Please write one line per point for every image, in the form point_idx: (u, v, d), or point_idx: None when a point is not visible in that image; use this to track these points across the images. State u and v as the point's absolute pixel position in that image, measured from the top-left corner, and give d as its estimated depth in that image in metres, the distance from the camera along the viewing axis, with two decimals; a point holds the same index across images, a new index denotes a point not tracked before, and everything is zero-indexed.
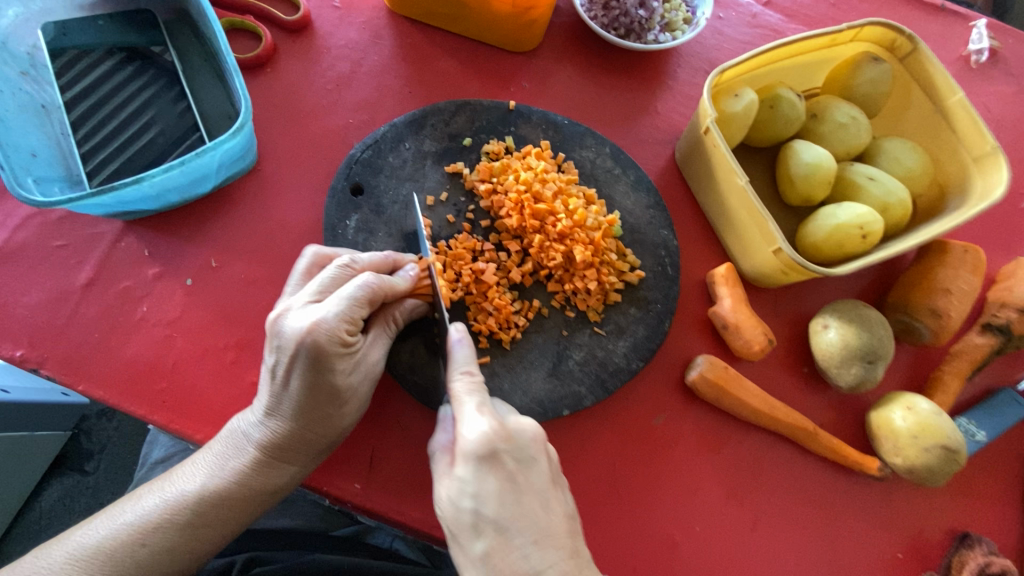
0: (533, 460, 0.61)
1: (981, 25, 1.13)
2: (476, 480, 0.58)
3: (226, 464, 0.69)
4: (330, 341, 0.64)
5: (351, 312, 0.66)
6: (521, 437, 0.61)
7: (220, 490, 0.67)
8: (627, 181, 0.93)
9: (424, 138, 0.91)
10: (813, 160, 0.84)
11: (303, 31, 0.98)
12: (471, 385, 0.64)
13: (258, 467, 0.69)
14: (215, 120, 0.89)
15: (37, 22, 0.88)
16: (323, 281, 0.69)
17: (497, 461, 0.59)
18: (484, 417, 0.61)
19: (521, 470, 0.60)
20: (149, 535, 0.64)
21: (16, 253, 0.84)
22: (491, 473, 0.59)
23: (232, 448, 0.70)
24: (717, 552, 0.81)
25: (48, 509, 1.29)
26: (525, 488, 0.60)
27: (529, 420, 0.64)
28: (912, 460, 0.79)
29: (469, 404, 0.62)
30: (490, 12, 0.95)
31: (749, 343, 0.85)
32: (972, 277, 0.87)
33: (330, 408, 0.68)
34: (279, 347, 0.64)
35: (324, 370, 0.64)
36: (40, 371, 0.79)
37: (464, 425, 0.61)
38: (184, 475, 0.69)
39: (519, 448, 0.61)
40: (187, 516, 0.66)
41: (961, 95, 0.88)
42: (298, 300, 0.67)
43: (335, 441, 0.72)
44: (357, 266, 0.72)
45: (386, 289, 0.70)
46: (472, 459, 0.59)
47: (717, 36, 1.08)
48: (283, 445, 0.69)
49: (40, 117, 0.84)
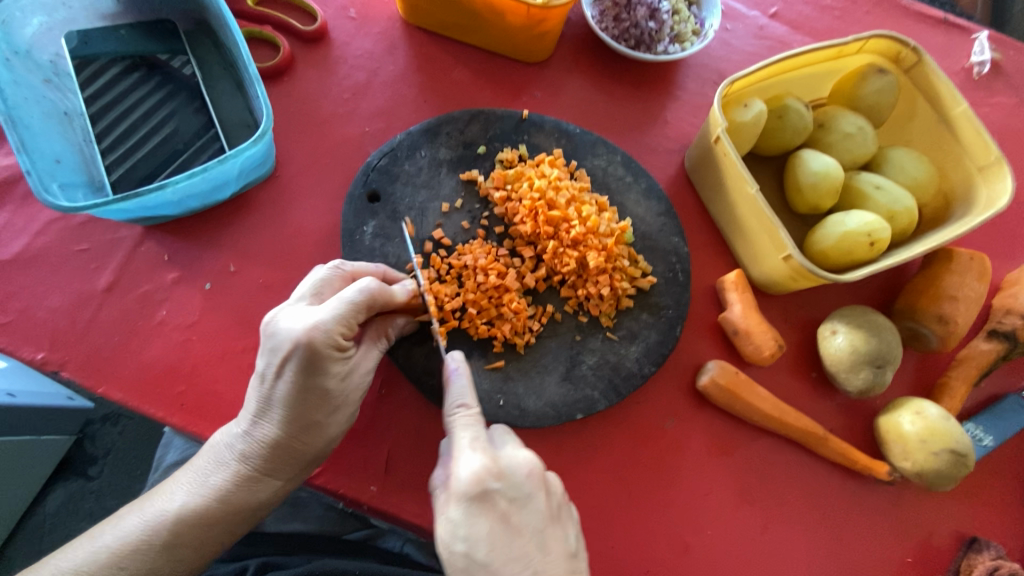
0: (527, 496, 0.61)
1: (983, 37, 1.16)
2: (468, 521, 0.58)
3: (208, 480, 0.69)
4: (325, 344, 0.65)
5: (349, 317, 0.67)
6: (515, 473, 0.62)
7: (200, 508, 0.67)
8: (639, 189, 0.94)
9: (439, 146, 0.92)
10: (821, 169, 0.85)
11: (320, 41, 1.00)
12: (466, 421, 0.66)
13: (241, 480, 0.69)
14: (234, 127, 0.90)
15: (60, 30, 0.90)
16: (316, 286, 0.71)
17: (489, 501, 0.60)
18: (478, 454, 0.62)
19: (516, 508, 0.60)
20: (127, 557, 0.65)
21: (37, 257, 0.85)
22: (483, 513, 0.59)
23: (214, 462, 0.69)
24: (728, 555, 0.82)
25: (51, 515, 1.30)
26: (517, 527, 0.60)
27: (524, 455, 0.64)
28: (921, 464, 0.80)
29: (465, 440, 0.64)
30: (504, 25, 0.96)
31: (759, 349, 0.86)
32: (978, 284, 0.88)
33: (318, 416, 0.68)
34: (274, 348, 0.65)
35: (318, 372, 0.65)
36: (61, 374, 0.81)
37: (459, 463, 0.62)
38: (165, 495, 0.69)
39: (513, 485, 0.61)
40: (164, 536, 0.66)
41: (966, 106, 0.90)
42: (293, 302, 0.69)
43: (321, 453, 0.72)
44: (347, 270, 0.75)
45: (384, 296, 0.71)
46: (465, 499, 0.59)
47: (725, 48, 1.10)
48: (266, 457, 0.69)
49: (63, 124, 0.85)
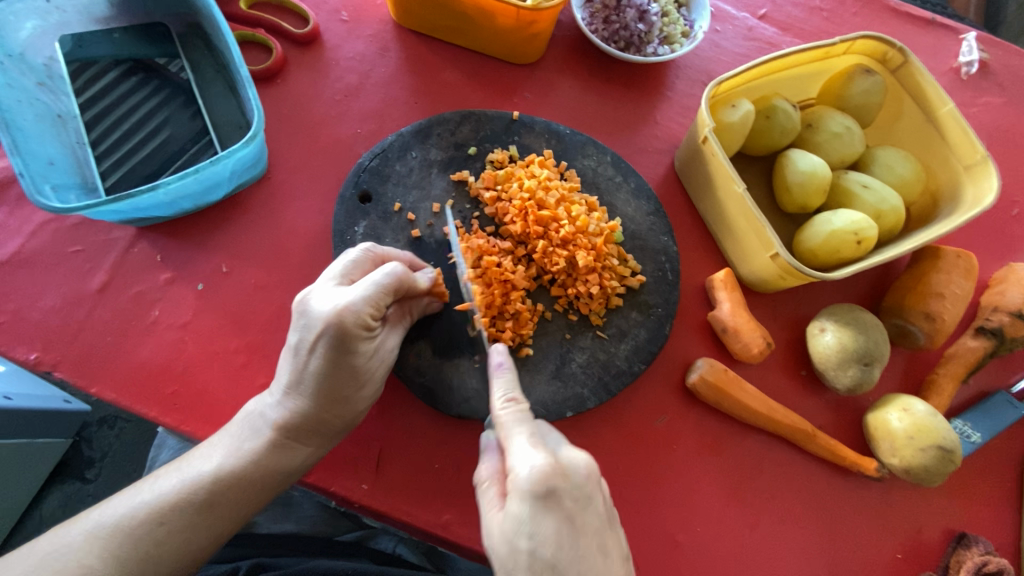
0: (588, 497, 0.60)
1: (971, 38, 1.17)
2: (534, 520, 0.57)
3: (243, 445, 0.69)
4: (356, 323, 0.65)
5: (377, 299, 0.67)
6: (576, 473, 0.60)
7: (236, 471, 0.67)
8: (628, 189, 0.95)
9: (430, 147, 0.93)
10: (808, 168, 0.86)
11: (312, 44, 1.01)
12: (519, 416, 0.66)
13: (274, 447, 0.69)
14: (227, 129, 0.91)
15: (54, 35, 0.90)
16: (347, 266, 0.71)
17: (555, 500, 0.58)
18: (539, 452, 0.61)
19: (579, 509, 0.59)
20: (166, 514, 0.64)
21: (31, 258, 0.85)
22: (549, 512, 0.57)
23: (249, 429, 0.70)
24: (718, 552, 0.82)
25: (48, 518, 1.30)
26: (581, 528, 0.59)
27: (583, 455, 0.63)
28: (908, 460, 0.81)
29: (521, 435, 0.63)
30: (494, 27, 0.97)
31: (748, 347, 0.87)
32: (965, 282, 0.89)
33: (349, 389, 0.69)
34: (306, 325, 0.66)
35: (348, 351, 0.65)
36: (53, 374, 0.81)
37: (519, 460, 0.60)
38: (202, 456, 0.68)
39: (576, 486, 0.60)
40: (202, 496, 0.65)
41: (951, 106, 0.90)
42: (323, 282, 0.69)
43: (350, 424, 0.72)
44: (378, 253, 0.75)
45: (410, 280, 0.72)
46: (530, 497, 0.57)
47: (715, 49, 1.11)
48: (299, 426, 0.69)
49: (57, 126, 0.86)
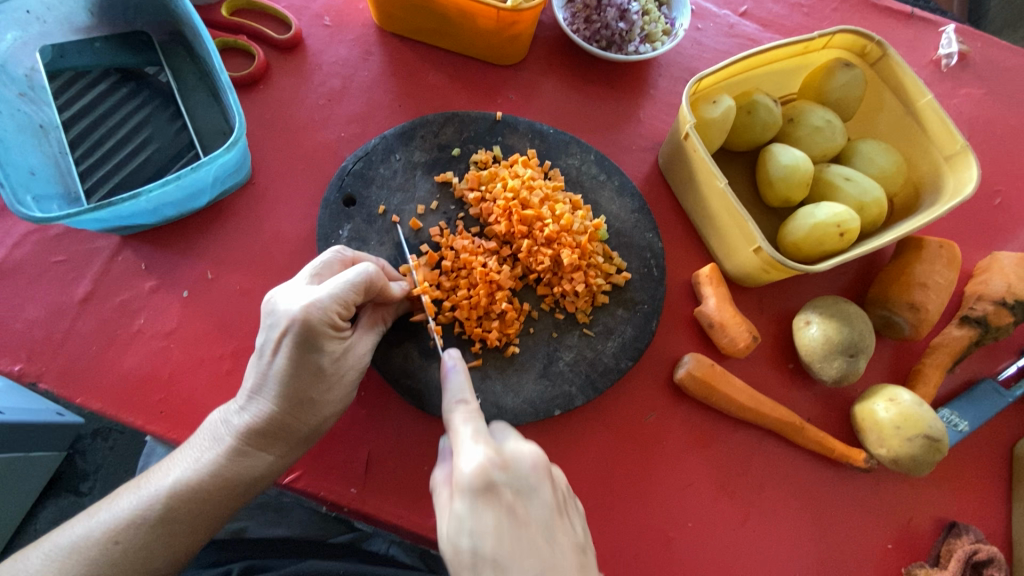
0: (533, 488, 0.61)
1: (950, 30, 1.17)
2: (473, 515, 0.57)
3: (202, 457, 0.68)
4: (321, 320, 0.65)
5: (345, 296, 0.67)
6: (519, 465, 0.61)
7: (194, 483, 0.67)
8: (612, 187, 0.95)
9: (413, 149, 0.93)
10: (790, 162, 0.86)
11: (295, 49, 1.01)
12: (466, 413, 0.66)
13: (234, 456, 0.68)
14: (210, 136, 0.91)
15: (35, 45, 0.89)
16: (318, 266, 0.72)
17: (495, 494, 0.59)
18: (481, 447, 0.61)
19: (521, 501, 0.59)
20: (122, 532, 0.64)
21: (15, 269, 0.85)
22: (488, 506, 0.58)
23: (210, 439, 0.69)
24: (709, 546, 0.82)
25: (42, 532, 1.29)
26: (525, 520, 0.59)
27: (529, 448, 0.63)
28: (896, 450, 0.81)
29: (466, 432, 0.63)
30: (475, 29, 0.98)
31: (734, 341, 0.87)
32: (948, 271, 0.89)
33: (313, 391, 0.69)
34: (272, 324, 0.66)
35: (313, 349, 0.66)
36: (39, 385, 0.81)
37: (462, 458, 0.61)
38: (161, 472, 0.68)
39: (518, 477, 0.60)
40: (159, 512, 0.65)
41: (930, 98, 0.91)
42: (296, 281, 0.70)
43: (315, 430, 0.72)
44: (349, 256, 0.76)
45: (382, 281, 0.72)
46: (469, 493, 0.58)
47: (696, 47, 1.12)
48: (261, 432, 0.68)
49: (38, 136, 0.85)
